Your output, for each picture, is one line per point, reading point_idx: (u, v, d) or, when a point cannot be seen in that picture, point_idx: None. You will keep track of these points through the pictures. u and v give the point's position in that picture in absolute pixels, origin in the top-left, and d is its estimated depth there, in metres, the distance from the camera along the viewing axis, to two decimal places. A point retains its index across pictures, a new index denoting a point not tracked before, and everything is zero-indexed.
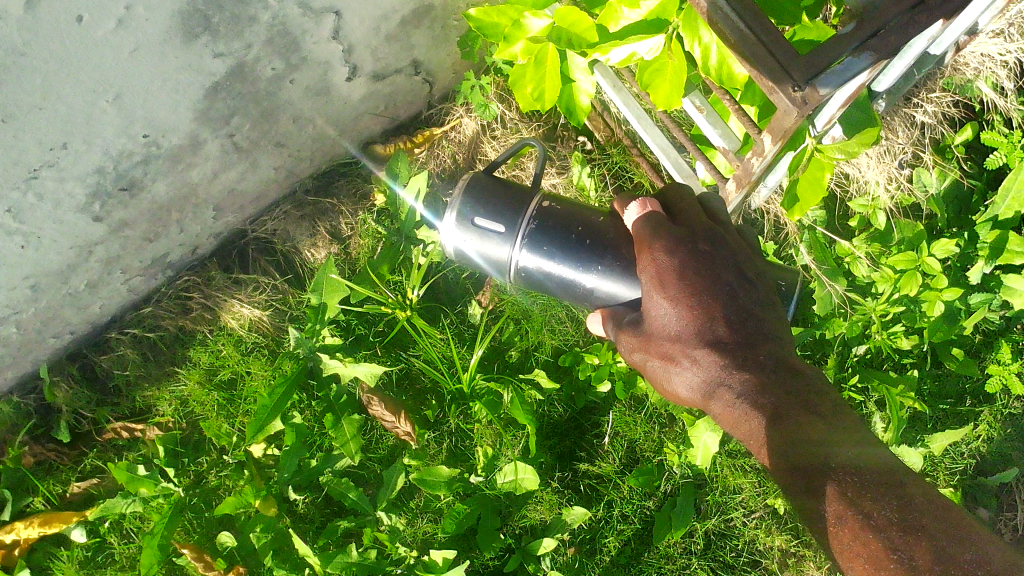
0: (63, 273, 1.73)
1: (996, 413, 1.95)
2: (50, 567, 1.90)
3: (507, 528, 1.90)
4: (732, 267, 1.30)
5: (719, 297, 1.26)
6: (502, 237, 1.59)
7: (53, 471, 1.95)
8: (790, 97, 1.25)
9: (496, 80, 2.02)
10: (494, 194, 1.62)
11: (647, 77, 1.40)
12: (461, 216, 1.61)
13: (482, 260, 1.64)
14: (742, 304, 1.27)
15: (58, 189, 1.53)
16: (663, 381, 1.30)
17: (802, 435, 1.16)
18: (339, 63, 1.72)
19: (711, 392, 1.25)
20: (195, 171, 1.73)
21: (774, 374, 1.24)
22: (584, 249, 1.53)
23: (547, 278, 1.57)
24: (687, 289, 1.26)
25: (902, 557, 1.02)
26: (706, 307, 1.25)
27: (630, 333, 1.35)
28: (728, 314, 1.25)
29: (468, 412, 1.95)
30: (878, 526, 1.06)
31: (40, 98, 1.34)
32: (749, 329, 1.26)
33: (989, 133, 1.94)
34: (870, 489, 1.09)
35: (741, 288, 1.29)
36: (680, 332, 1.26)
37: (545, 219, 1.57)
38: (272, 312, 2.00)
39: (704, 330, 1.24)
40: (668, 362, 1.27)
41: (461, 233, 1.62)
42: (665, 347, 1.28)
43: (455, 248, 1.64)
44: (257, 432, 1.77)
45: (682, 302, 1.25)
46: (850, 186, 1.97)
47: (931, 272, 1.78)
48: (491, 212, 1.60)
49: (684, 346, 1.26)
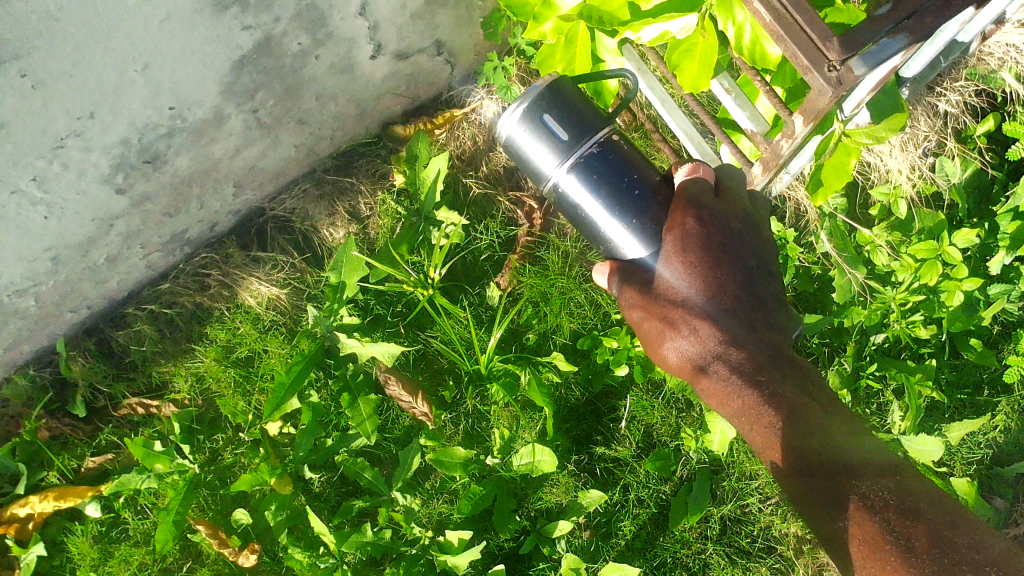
0: (84, 246, 1.73)
1: (1014, 404, 1.94)
2: (65, 542, 1.90)
3: (523, 510, 1.90)
4: (756, 250, 1.37)
5: (735, 273, 1.33)
6: (562, 147, 1.41)
7: (68, 446, 1.94)
8: (826, 76, 1.24)
9: (518, 61, 2.00)
10: (570, 101, 1.43)
11: (676, 58, 1.39)
12: (531, 107, 1.41)
13: (522, 158, 1.45)
14: (755, 287, 1.35)
15: (84, 159, 1.52)
16: (657, 345, 1.38)
17: (800, 425, 1.27)
18: (364, 41, 1.71)
19: (704, 363, 1.34)
20: (217, 146, 1.72)
21: (773, 362, 1.33)
22: (629, 197, 1.41)
23: (578, 207, 1.43)
24: (707, 258, 1.33)
25: (897, 536, 1.12)
26: (720, 280, 1.33)
27: (635, 292, 1.40)
28: (740, 293, 1.33)
29: (484, 394, 1.95)
30: (874, 508, 1.17)
31: (70, 65, 1.34)
32: (756, 313, 1.34)
33: (1013, 124, 1.91)
34: (868, 477, 1.21)
35: (759, 273, 1.36)
36: (687, 298, 1.34)
37: (604, 152, 1.42)
38: (290, 291, 2.00)
39: (713, 300, 1.32)
40: (668, 325, 1.35)
41: (519, 126, 1.42)
42: (668, 310, 1.35)
43: (507, 134, 1.43)
44: (275, 408, 1.77)
45: (700, 269, 1.33)
46: (872, 174, 1.97)
47: (952, 262, 1.79)
48: (565, 118, 1.41)
49: (689, 312, 1.34)
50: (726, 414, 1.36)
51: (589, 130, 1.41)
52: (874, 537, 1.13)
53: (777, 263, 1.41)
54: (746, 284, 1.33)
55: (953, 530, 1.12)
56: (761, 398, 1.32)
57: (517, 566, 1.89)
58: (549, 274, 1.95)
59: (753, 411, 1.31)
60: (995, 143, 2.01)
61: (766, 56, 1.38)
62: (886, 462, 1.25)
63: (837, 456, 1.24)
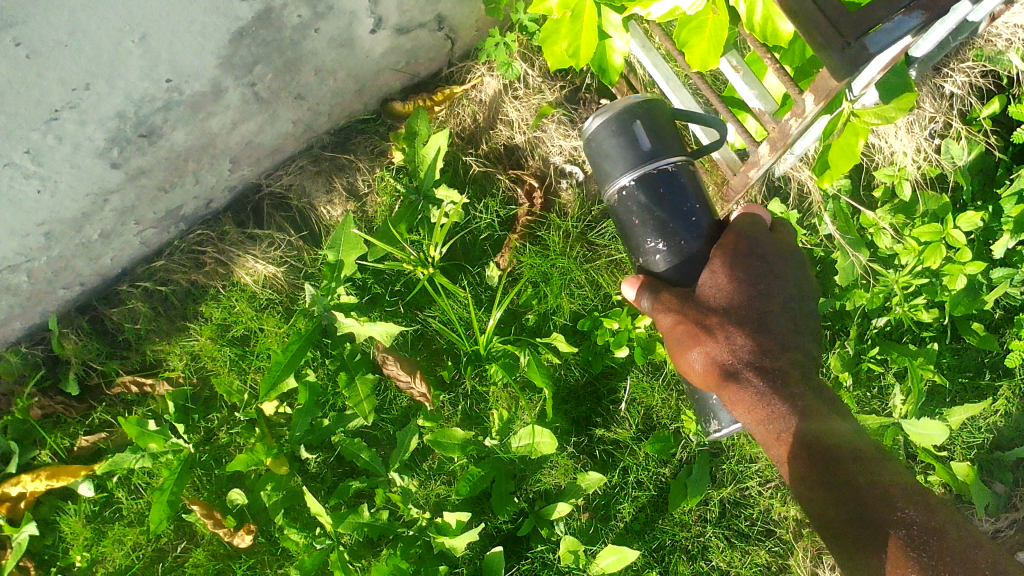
0: (78, 222, 1.69)
1: (1016, 388, 1.94)
2: (57, 521, 1.88)
3: (521, 492, 1.88)
4: (798, 279, 1.43)
5: (779, 295, 1.39)
6: (639, 155, 1.49)
7: (61, 424, 1.92)
8: (842, 52, 1.21)
9: (520, 38, 1.97)
10: (661, 120, 1.52)
11: (686, 34, 1.37)
12: (627, 111, 1.50)
13: (600, 154, 1.54)
14: (795, 313, 1.40)
15: (79, 132, 1.49)
16: (686, 348, 1.40)
17: (824, 438, 1.31)
18: (365, 14, 1.68)
19: (733, 371, 1.36)
20: (215, 121, 1.69)
21: (804, 383, 1.37)
22: (684, 222, 1.49)
23: (633, 216, 1.51)
24: (753, 277, 1.39)
25: (922, 556, 1.18)
26: (762, 298, 1.38)
27: (670, 299, 1.44)
28: (781, 314, 1.38)
29: (484, 373, 1.92)
30: (901, 526, 1.22)
31: (67, 35, 1.31)
32: (791, 335, 1.38)
33: (1017, 107, 1.90)
34: (894, 497, 1.26)
35: (798, 301, 1.42)
36: (728, 308, 1.38)
37: (674, 175, 1.50)
38: (288, 269, 1.97)
39: (754, 315, 1.37)
40: (705, 331, 1.38)
41: (612, 125, 1.51)
42: (705, 318, 1.39)
43: (595, 127, 1.53)
44: (270, 388, 1.75)
45: (746, 285, 1.38)
46: (877, 155, 1.96)
47: (956, 245, 1.77)
48: (653, 132, 1.50)
49: (727, 321, 1.37)
50: (749, 427, 1.39)
51: (668, 150, 1.49)
52: (897, 551, 1.19)
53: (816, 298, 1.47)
54: (788, 307, 1.39)
55: (973, 552, 1.19)
56: (789, 408, 1.34)
57: (516, 548, 1.88)
58: (549, 253, 1.93)
59: (779, 419, 1.34)
60: (999, 125, 1.99)
61: (778, 33, 1.35)
62: (904, 481, 1.31)
63: (860, 474, 1.30)
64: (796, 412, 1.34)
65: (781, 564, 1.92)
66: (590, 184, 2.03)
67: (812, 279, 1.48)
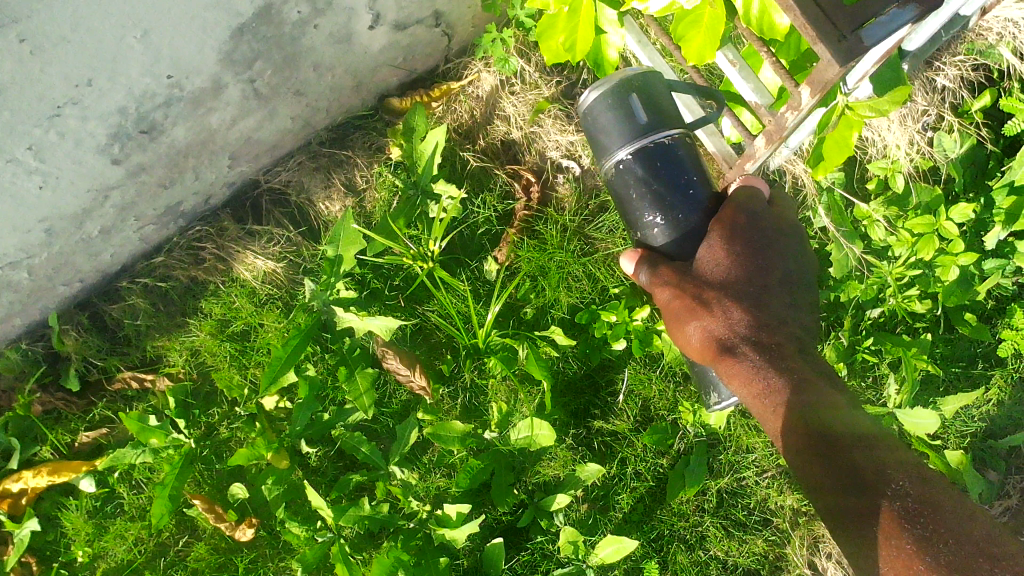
0: (78, 218, 1.70)
1: (1008, 377, 1.96)
2: (59, 517, 1.89)
3: (521, 484, 1.91)
4: (794, 256, 1.49)
5: (776, 271, 1.44)
6: (636, 128, 1.50)
7: (62, 420, 1.93)
8: (838, 48, 1.23)
9: (517, 34, 1.98)
10: (657, 92, 1.53)
11: (682, 29, 1.38)
12: (623, 84, 1.51)
13: (597, 128, 1.55)
14: (791, 289, 1.45)
15: (81, 127, 1.50)
16: (683, 321, 1.45)
17: (818, 411, 1.31)
18: (363, 10, 1.69)
19: (730, 344, 1.40)
20: (215, 116, 1.70)
21: (801, 356, 1.40)
22: (681, 195, 1.52)
23: (630, 188, 1.53)
24: (749, 253, 1.44)
25: (916, 526, 1.15)
26: (758, 272, 1.43)
27: (668, 273, 1.49)
28: (778, 290, 1.43)
29: (483, 367, 1.94)
30: (897, 495, 1.18)
31: (70, 31, 1.32)
32: (788, 310, 1.43)
33: (1008, 100, 1.94)
34: (891, 467, 1.23)
35: (795, 277, 1.47)
36: (725, 282, 1.43)
37: (671, 148, 1.51)
38: (287, 265, 1.98)
39: (751, 290, 1.42)
40: (702, 305, 1.43)
41: (608, 98, 1.52)
42: (703, 292, 1.44)
43: (591, 101, 1.54)
44: (271, 382, 1.75)
45: (742, 260, 1.43)
46: (870, 148, 2.00)
47: (948, 236, 1.80)
48: (649, 105, 1.51)
49: (724, 296, 1.42)
50: (746, 402, 1.40)
51: (664, 123, 1.50)
52: (890, 522, 1.16)
53: (813, 276, 1.52)
54: (785, 284, 1.44)
55: (971, 525, 1.14)
56: (784, 382, 1.36)
57: (515, 539, 1.90)
58: (547, 247, 1.94)
59: (774, 392, 1.35)
60: (991, 118, 2.02)
61: (774, 26, 1.36)
62: (905, 459, 1.27)
63: (857, 447, 1.27)
64: (791, 385, 1.35)
65: (778, 552, 1.95)
66: (587, 178, 2.05)
67: (809, 256, 1.53)
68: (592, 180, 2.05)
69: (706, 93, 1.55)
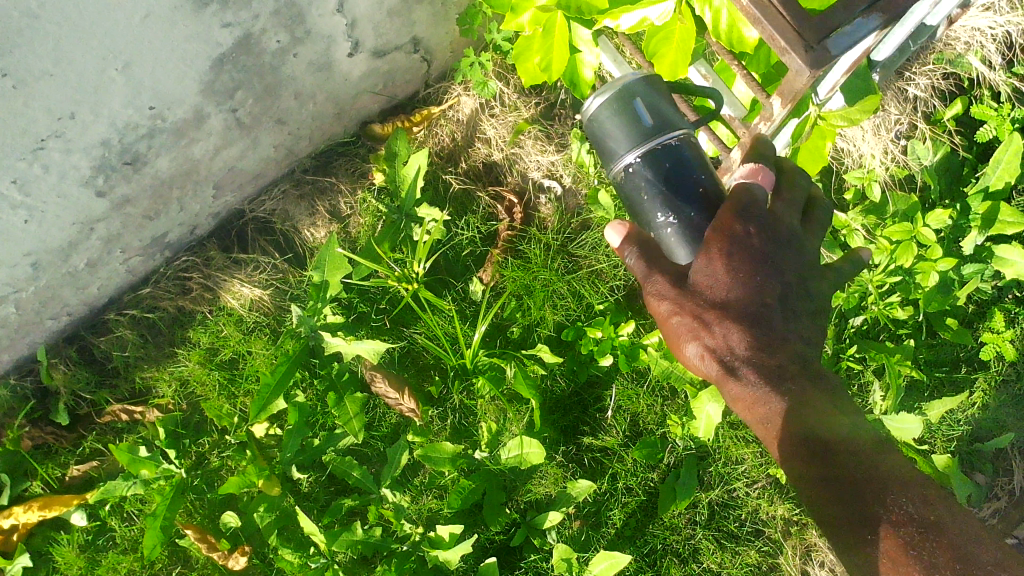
0: (65, 251, 1.72)
1: (991, 379, 1.99)
2: (51, 552, 1.88)
3: (513, 503, 1.91)
4: (801, 262, 1.28)
5: (781, 282, 1.25)
6: (642, 133, 1.40)
7: (52, 455, 1.93)
8: (804, 58, 1.25)
9: (495, 57, 2.00)
10: (663, 94, 1.43)
11: (655, 44, 1.43)
12: (627, 88, 1.41)
13: (601, 132, 1.45)
14: (801, 301, 1.27)
15: (65, 161, 1.52)
16: (681, 341, 1.31)
17: (823, 436, 1.24)
18: (342, 38, 1.72)
19: (728, 366, 1.27)
20: (198, 147, 1.72)
21: (807, 375, 1.27)
22: (693, 194, 1.36)
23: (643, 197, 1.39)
24: (752, 264, 1.25)
25: (920, 553, 1.14)
26: (760, 287, 1.25)
27: (662, 285, 1.32)
28: (783, 305, 1.26)
29: (471, 388, 1.94)
30: (899, 521, 1.17)
31: (51, 65, 1.34)
32: (793, 326, 1.27)
33: (980, 107, 2.01)
34: (895, 487, 1.21)
35: (803, 285, 1.28)
36: (725, 300, 1.26)
37: (682, 150, 1.40)
38: (273, 292, 1.98)
39: (754, 308, 1.25)
40: (701, 325, 1.27)
41: (612, 105, 1.42)
42: (701, 310, 1.27)
43: (594, 106, 1.44)
44: (259, 410, 1.77)
45: (743, 274, 1.24)
46: (846, 159, 2.01)
47: (925, 243, 1.83)
48: (655, 108, 1.41)
49: (728, 313, 1.26)
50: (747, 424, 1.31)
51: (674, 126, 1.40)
52: (894, 548, 1.15)
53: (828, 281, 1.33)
54: (790, 296, 1.26)
55: (975, 544, 1.15)
56: (787, 405, 1.25)
57: (509, 558, 1.91)
58: (532, 265, 1.96)
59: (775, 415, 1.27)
60: (963, 126, 2.06)
61: (743, 40, 1.38)
62: (906, 468, 1.26)
63: (861, 465, 1.23)
64: (793, 408, 1.26)
65: (771, 562, 1.95)
66: (568, 198, 2.07)
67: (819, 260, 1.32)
68: (573, 200, 2.07)
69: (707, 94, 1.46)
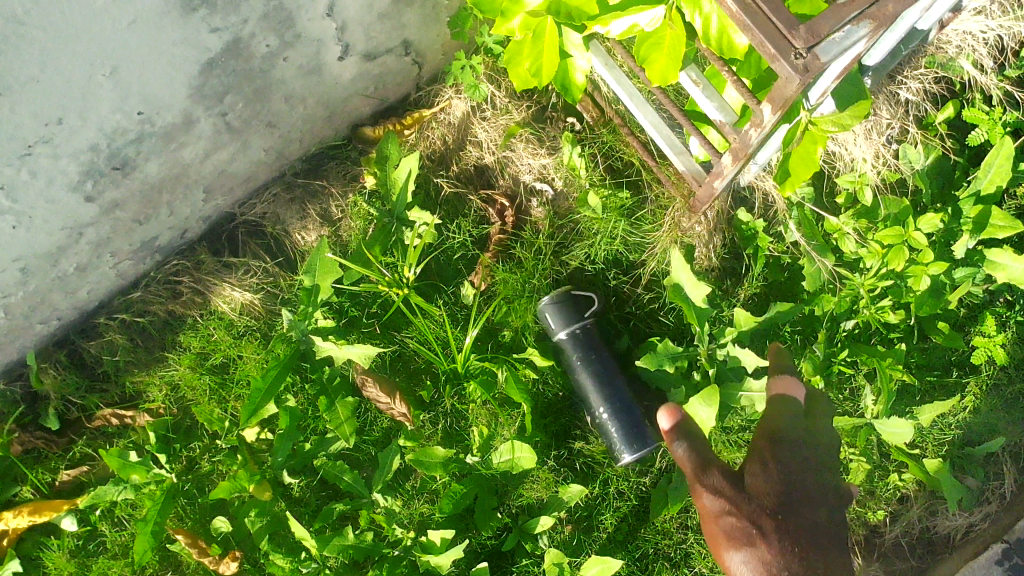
0: (54, 256, 1.71)
1: (982, 384, 1.99)
2: (41, 557, 1.87)
3: (504, 508, 1.91)
4: (822, 454, 1.27)
5: (801, 459, 1.24)
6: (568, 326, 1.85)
7: (42, 460, 1.92)
8: (792, 64, 1.25)
9: (487, 60, 2.00)
10: (606, 374, 1.85)
11: (645, 51, 1.41)
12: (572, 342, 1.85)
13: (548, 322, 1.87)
14: (819, 487, 1.21)
15: (53, 166, 1.51)
16: (699, 490, 1.27)
17: None
18: (332, 41, 1.71)
19: (724, 513, 1.23)
20: (187, 151, 1.71)
21: (820, 547, 1.15)
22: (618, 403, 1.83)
23: (578, 372, 1.86)
24: (771, 430, 1.29)
25: None
26: (769, 446, 1.26)
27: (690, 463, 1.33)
28: (795, 457, 1.24)
29: (462, 393, 1.94)
30: None
31: (38, 70, 1.33)
32: (812, 488, 1.21)
33: (971, 111, 2.01)
34: None
35: (827, 493, 1.22)
36: (714, 462, 1.30)
37: (591, 343, 1.86)
38: (264, 295, 1.97)
39: (770, 446, 1.26)
40: (701, 470, 1.30)
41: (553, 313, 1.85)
42: (709, 458, 1.31)
43: (545, 304, 1.85)
44: (251, 414, 1.76)
45: (767, 441, 1.27)
46: (838, 162, 2.02)
47: (917, 247, 1.83)
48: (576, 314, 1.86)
49: (723, 468, 1.29)
50: None
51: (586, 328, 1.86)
52: None
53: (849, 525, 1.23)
54: (812, 465, 1.23)
55: None
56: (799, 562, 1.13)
57: (501, 563, 1.91)
58: (522, 270, 1.95)
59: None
60: (955, 129, 2.06)
61: (734, 46, 1.38)
62: None
63: None
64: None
65: None
66: (561, 200, 2.05)
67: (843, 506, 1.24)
68: (565, 203, 2.04)
69: (630, 410, 1.83)
